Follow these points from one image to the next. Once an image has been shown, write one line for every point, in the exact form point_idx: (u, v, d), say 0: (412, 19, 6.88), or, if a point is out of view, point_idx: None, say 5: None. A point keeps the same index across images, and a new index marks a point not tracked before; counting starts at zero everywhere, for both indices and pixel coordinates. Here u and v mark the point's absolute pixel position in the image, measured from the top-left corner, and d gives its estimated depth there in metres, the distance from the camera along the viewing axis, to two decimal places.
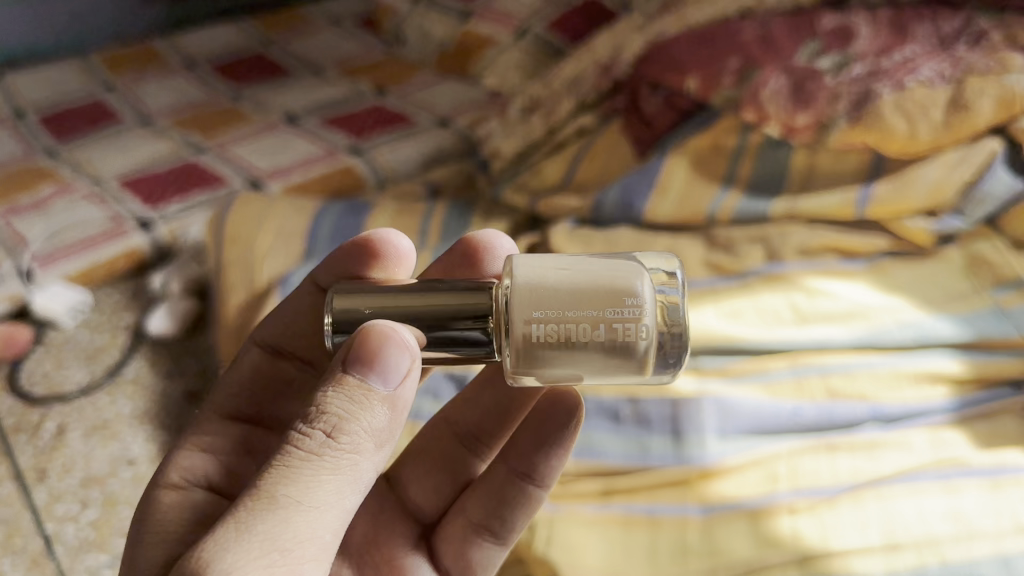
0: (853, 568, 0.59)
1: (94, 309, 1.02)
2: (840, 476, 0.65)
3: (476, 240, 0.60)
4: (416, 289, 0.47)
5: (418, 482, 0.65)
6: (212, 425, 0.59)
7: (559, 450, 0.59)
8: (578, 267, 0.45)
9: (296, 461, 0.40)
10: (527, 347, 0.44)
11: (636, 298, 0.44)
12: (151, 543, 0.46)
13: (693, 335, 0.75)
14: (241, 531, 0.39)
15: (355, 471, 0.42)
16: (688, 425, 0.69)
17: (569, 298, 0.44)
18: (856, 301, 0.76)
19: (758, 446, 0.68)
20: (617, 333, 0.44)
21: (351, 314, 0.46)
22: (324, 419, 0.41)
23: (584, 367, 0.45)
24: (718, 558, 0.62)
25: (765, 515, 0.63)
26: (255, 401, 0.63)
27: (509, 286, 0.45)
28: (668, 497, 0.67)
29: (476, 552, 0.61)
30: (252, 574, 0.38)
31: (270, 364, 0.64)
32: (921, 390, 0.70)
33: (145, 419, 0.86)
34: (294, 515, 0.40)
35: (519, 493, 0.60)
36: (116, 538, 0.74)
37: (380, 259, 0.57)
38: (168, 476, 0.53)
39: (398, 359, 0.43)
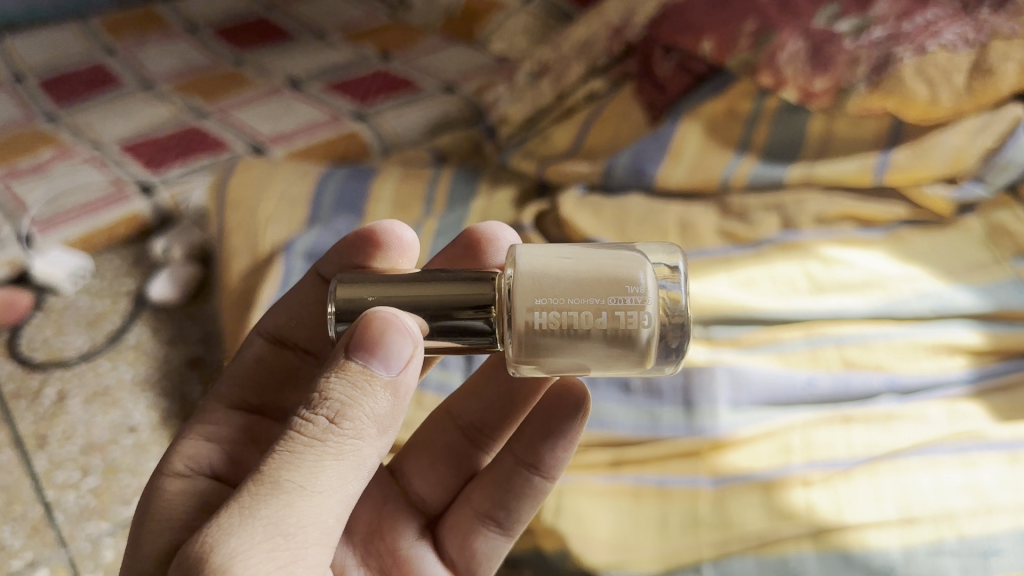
0: (868, 542, 0.58)
1: (94, 274, 1.00)
2: (855, 449, 0.64)
3: (480, 232, 0.59)
4: (419, 277, 0.45)
5: (421, 476, 0.63)
6: (216, 413, 0.58)
7: (565, 441, 0.57)
8: (581, 257, 0.44)
9: (299, 446, 0.39)
10: (528, 336, 0.42)
11: (638, 287, 0.42)
12: (155, 526, 0.46)
13: (706, 305, 0.74)
14: (245, 514, 0.38)
15: (358, 456, 0.40)
16: (700, 396, 0.68)
17: (571, 286, 0.42)
18: (872, 270, 0.74)
19: (770, 418, 0.66)
20: (619, 322, 0.42)
21: (353, 301, 0.44)
22: (326, 405, 0.40)
23: (585, 357, 0.43)
24: (730, 531, 0.61)
25: (778, 486, 0.62)
26: (260, 391, 0.61)
27: (512, 275, 0.43)
28: (678, 469, 0.65)
29: (481, 543, 0.60)
30: (257, 558, 0.37)
31: (274, 356, 0.63)
32: (938, 361, 0.69)
33: (147, 385, 0.85)
34: (297, 500, 0.38)
35: (525, 483, 0.58)
36: (117, 506, 0.73)
37: (382, 250, 0.55)
38: (172, 463, 0.51)
39: (401, 344, 0.41)
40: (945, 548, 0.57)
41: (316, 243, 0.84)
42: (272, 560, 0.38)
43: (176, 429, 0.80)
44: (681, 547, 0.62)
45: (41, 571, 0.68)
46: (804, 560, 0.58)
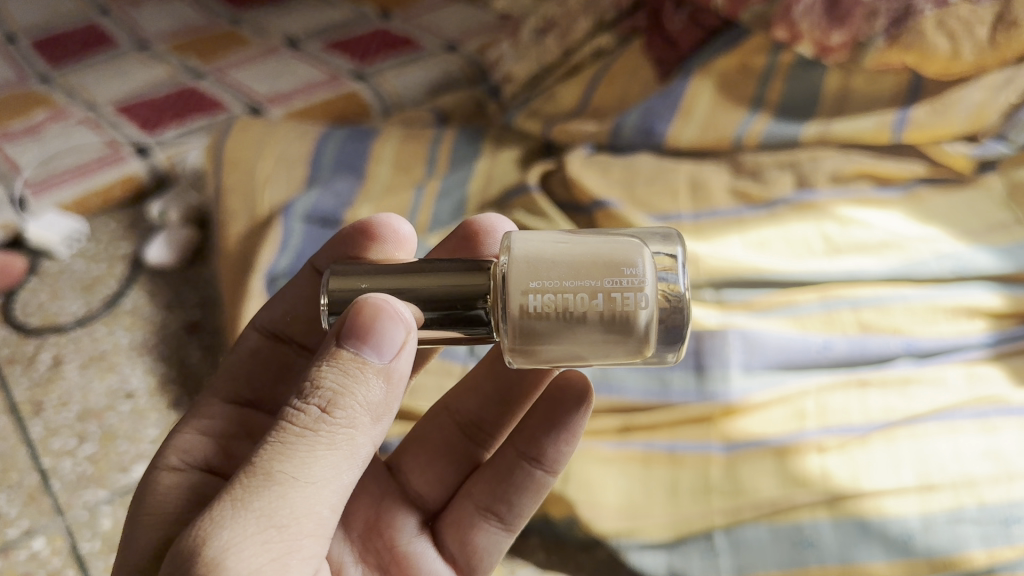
0: (885, 509, 0.56)
1: (90, 238, 0.98)
2: (872, 415, 0.62)
3: (478, 224, 0.56)
4: (415, 267, 0.43)
5: (420, 473, 0.60)
6: (212, 405, 0.56)
7: (568, 435, 0.55)
8: (576, 242, 0.42)
9: (291, 437, 0.37)
10: (522, 322, 0.40)
11: (635, 268, 0.40)
12: (148, 518, 0.44)
13: (718, 267, 0.71)
14: (237, 506, 0.36)
15: (351, 446, 0.39)
16: (711, 359, 0.66)
17: (566, 269, 0.40)
18: (891, 231, 0.72)
19: (783, 383, 0.64)
20: (616, 303, 0.40)
21: (347, 291, 0.42)
22: (318, 394, 0.38)
23: (582, 346, 0.41)
24: (742, 498, 0.60)
25: (792, 451, 0.61)
26: (257, 385, 0.59)
27: (506, 261, 0.42)
28: (688, 435, 0.64)
29: (482, 537, 0.57)
30: (251, 551, 0.36)
31: (271, 350, 0.61)
32: (957, 325, 0.67)
33: (144, 350, 0.83)
34: (290, 492, 0.37)
35: (527, 477, 0.56)
36: (116, 473, 0.71)
37: (379, 242, 0.54)
38: (166, 458, 0.50)
39: (393, 330, 0.40)
40: (964, 516, 0.55)
41: (316, 205, 0.82)
42: (265, 554, 0.36)
43: (173, 395, 0.78)
44: (692, 515, 0.60)
45: (37, 540, 0.67)
46: (819, 527, 0.57)
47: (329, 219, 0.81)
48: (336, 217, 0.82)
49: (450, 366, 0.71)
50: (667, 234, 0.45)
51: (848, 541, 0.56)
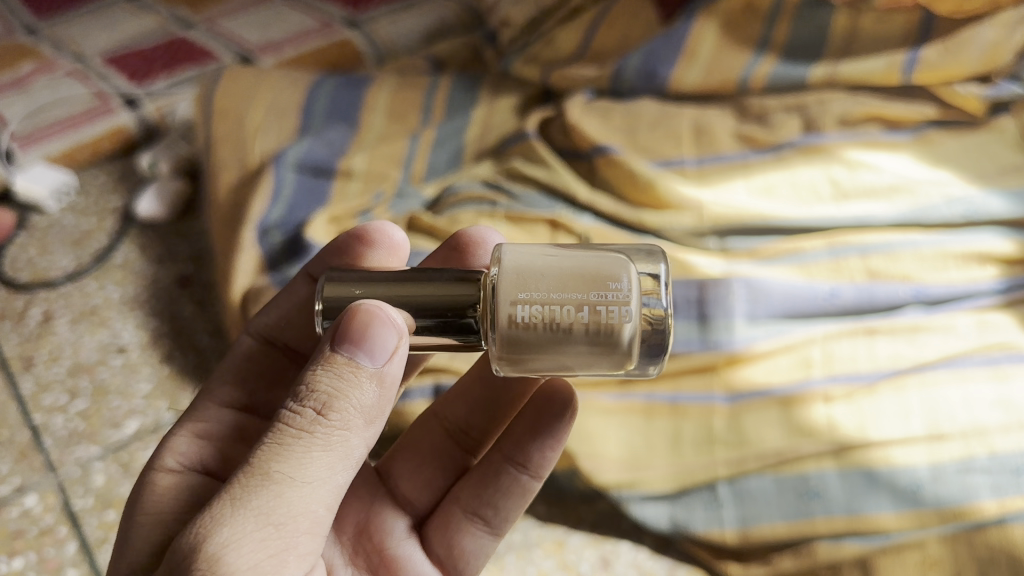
0: (894, 459, 0.55)
1: (80, 191, 0.95)
2: (879, 362, 0.60)
3: (468, 235, 0.54)
4: (409, 274, 0.42)
5: (409, 478, 0.57)
6: (207, 407, 0.54)
7: (554, 442, 0.53)
8: (565, 255, 0.41)
9: (287, 438, 0.37)
10: (509, 332, 0.39)
11: (620, 283, 0.39)
12: (145, 520, 0.42)
13: (723, 213, 0.69)
14: (236, 505, 0.35)
15: (345, 448, 0.38)
16: (715, 309, 0.63)
17: (554, 282, 0.39)
18: (899, 175, 0.71)
19: (789, 331, 0.63)
20: (601, 317, 0.38)
21: (340, 293, 0.41)
22: (313, 396, 0.37)
23: (565, 358, 0.39)
24: (747, 449, 0.58)
25: (798, 402, 0.59)
26: (254, 388, 0.56)
27: (495, 271, 0.40)
28: (692, 386, 0.62)
29: (468, 540, 0.54)
30: (250, 549, 0.35)
31: (265, 356, 0.58)
32: (968, 272, 0.65)
33: (136, 305, 0.81)
34: (287, 491, 0.36)
35: (512, 482, 0.54)
36: (108, 429, 0.70)
37: (374, 248, 0.52)
38: (162, 459, 0.48)
39: (386, 334, 0.39)
40: (975, 466, 0.54)
41: (307, 153, 0.80)
42: (264, 550, 0.35)
43: (166, 350, 0.76)
44: (694, 467, 0.59)
45: (30, 497, 0.65)
46: (825, 477, 0.56)
47: (322, 169, 0.79)
48: (329, 166, 0.79)
49: None
50: (650, 251, 0.43)
51: (857, 491, 0.55)
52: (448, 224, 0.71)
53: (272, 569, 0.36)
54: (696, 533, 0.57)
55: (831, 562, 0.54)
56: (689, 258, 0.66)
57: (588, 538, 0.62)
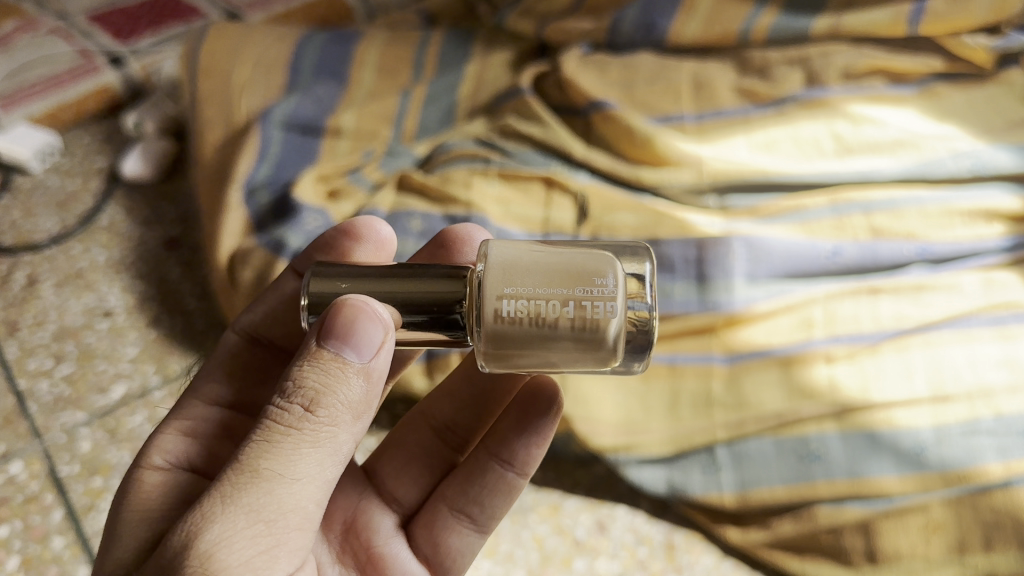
0: (896, 421, 0.54)
1: (64, 152, 0.92)
2: (883, 322, 0.59)
3: (455, 231, 0.53)
4: (398, 270, 0.40)
5: (396, 475, 0.54)
6: (193, 402, 0.51)
7: (540, 439, 0.51)
8: (550, 250, 0.39)
9: (276, 435, 0.35)
10: (495, 328, 0.37)
11: (606, 278, 0.38)
12: (132, 519, 0.40)
13: (723, 169, 0.67)
14: (226, 502, 0.34)
15: (334, 444, 0.36)
16: (715, 269, 0.61)
17: (540, 276, 0.37)
18: (904, 129, 0.69)
19: (790, 291, 0.61)
20: (586, 312, 0.37)
21: (325, 287, 0.39)
22: (301, 392, 0.36)
23: (550, 354, 0.38)
24: (747, 411, 0.57)
25: (798, 362, 0.58)
26: (241, 383, 0.53)
27: (481, 266, 0.39)
28: (689, 347, 0.60)
29: (454, 538, 0.51)
30: (240, 547, 0.34)
31: (252, 354, 0.55)
32: (974, 229, 0.63)
33: (122, 268, 0.79)
34: (277, 488, 0.35)
35: (498, 479, 0.51)
36: (94, 394, 0.68)
37: (361, 243, 0.52)
38: (148, 457, 0.45)
39: (369, 329, 0.37)
40: (981, 428, 0.53)
41: (295, 111, 0.77)
42: (254, 546, 0.34)
43: (152, 314, 0.75)
44: (693, 429, 0.57)
45: (15, 464, 0.64)
46: (826, 440, 0.54)
47: (310, 127, 0.77)
48: (317, 124, 0.77)
49: None
50: (635, 248, 0.42)
51: (859, 453, 0.54)
52: (440, 182, 0.69)
53: (263, 565, 0.35)
54: (693, 496, 0.56)
55: (832, 525, 0.53)
56: (689, 217, 0.64)
57: (584, 502, 0.60)
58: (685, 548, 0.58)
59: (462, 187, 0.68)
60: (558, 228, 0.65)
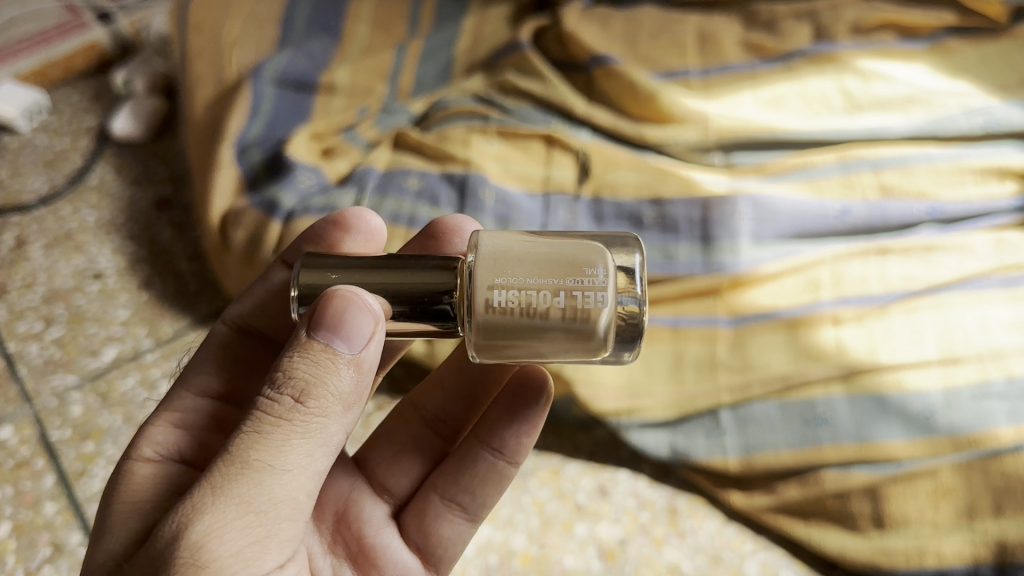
0: (905, 384, 0.53)
1: (52, 110, 0.90)
2: (891, 284, 0.57)
3: (444, 222, 0.51)
4: (390, 260, 0.38)
5: (387, 464, 0.53)
6: (184, 394, 0.49)
7: (530, 428, 0.49)
8: (542, 240, 0.38)
9: (266, 426, 0.34)
10: (485, 319, 0.36)
11: (597, 268, 0.36)
12: (123, 511, 0.38)
13: (729, 126, 0.65)
14: (216, 493, 0.33)
15: (325, 435, 0.35)
16: (720, 231, 0.59)
17: (531, 267, 0.36)
18: (915, 85, 0.67)
19: (798, 252, 0.59)
20: (577, 303, 0.35)
21: (314, 277, 0.37)
22: (290, 383, 0.34)
23: (540, 346, 0.37)
24: (752, 373, 0.56)
25: (805, 324, 0.56)
26: (231, 373, 0.52)
27: (471, 256, 0.37)
28: (694, 309, 0.58)
29: (446, 528, 0.50)
30: (230, 539, 0.33)
31: (241, 345, 0.53)
32: (985, 188, 0.61)
33: (113, 229, 0.77)
34: (267, 480, 0.34)
35: (488, 468, 0.50)
36: (85, 357, 0.67)
37: (351, 234, 0.50)
38: (139, 449, 0.43)
39: (361, 320, 0.35)
40: (991, 391, 0.52)
41: (287, 67, 0.75)
42: (244, 537, 0.34)
43: (144, 276, 0.73)
44: (695, 392, 0.56)
45: (4, 428, 0.63)
46: (833, 403, 0.53)
47: (304, 83, 0.74)
48: (312, 80, 0.75)
49: None
50: (625, 239, 0.39)
51: (866, 417, 0.53)
52: (436, 140, 0.67)
53: (253, 556, 0.34)
54: (696, 460, 0.55)
55: (839, 491, 0.52)
56: (693, 176, 0.63)
57: (585, 467, 0.59)
58: (688, 513, 0.57)
59: (460, 146, 0.66)
60: (559, 187, 0.64)
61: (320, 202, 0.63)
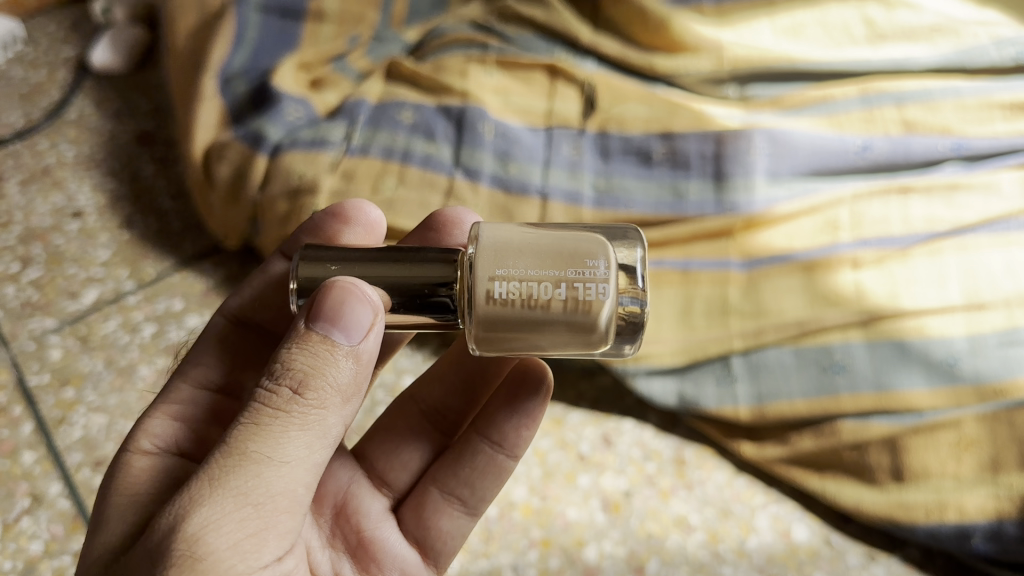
0: (928, 330, 0.50)
1: (27, 41, 0.85)
2: (913, 225, 0.54)
3: (445, 214, 0.48)
4: (394, 252, 0.36)
5: (387, 456, 0.49)
6: (181, 384, 0.45)
7: (529, 419, 0.46)
8: (542, 230, 0.36)
9: (264, 417, 0.31)
10: (485, 312, 0.33)
11: (600, 260, 0.34)
12: (120, 508, 0.35)
13: (744, 56, 0.61)
14: (213, 485, 0.31)
15: (323, 427, 0.33)
16: (734, 167, 0.56)
17: (532, 257, 0.34)
18: (942, 13, 0.63)
19: (815, 190, 0.56)
20: (579, 296, 0.33)
21: (316, 270, 0.35)
22: (288, 374, 0.32)
23: (540, 339, 0.34)
24: (765, 318, 0.53)
25: (822, 267, 0.53)
26: (230, 364, 0.48)
27: (470, 248, 0.35)
28: (704, 251, 0.55)
29: (444, 521, 0.47)
30: (227, 534, 0.30)
31: (239, 337, 0.49)
32: (1014, 125, 0.58)
33: (93, 164, 0.73)
34: (266, 471, 0.31)
35: (487, 461, 0.47)
36: (65, 300, 0.64)
37: (350, 226, 0.46)
38: (135, 441, 0.40)
39: (358, 310, 0.33)
40: (1019, 338, 0.49)
41: None
42: (242, 530, 0.31)
43: (125, 215, 0.69)
44: (707, 338, 0.53)
45: None
46: (851, 350, 0.51)
47: (291, 10, 0.68)
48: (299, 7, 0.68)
49: (434, 178, 0.57)
50: (625, 232, 0.37)
51: (886, 365, 0.50)
52: (433, 71, 0.63)
53: (250, 549, 0.31)
54: (706, 409, 0.52)
55: (856, 442, 0.49)
56: (706, 109, 0.59)
57: (589, 416, 0.56)
58: (696, 464, 0.54)
59: (458, 76, 0.62)
60: (562, 121, 0.60)
61: (308, 135, 0.59)
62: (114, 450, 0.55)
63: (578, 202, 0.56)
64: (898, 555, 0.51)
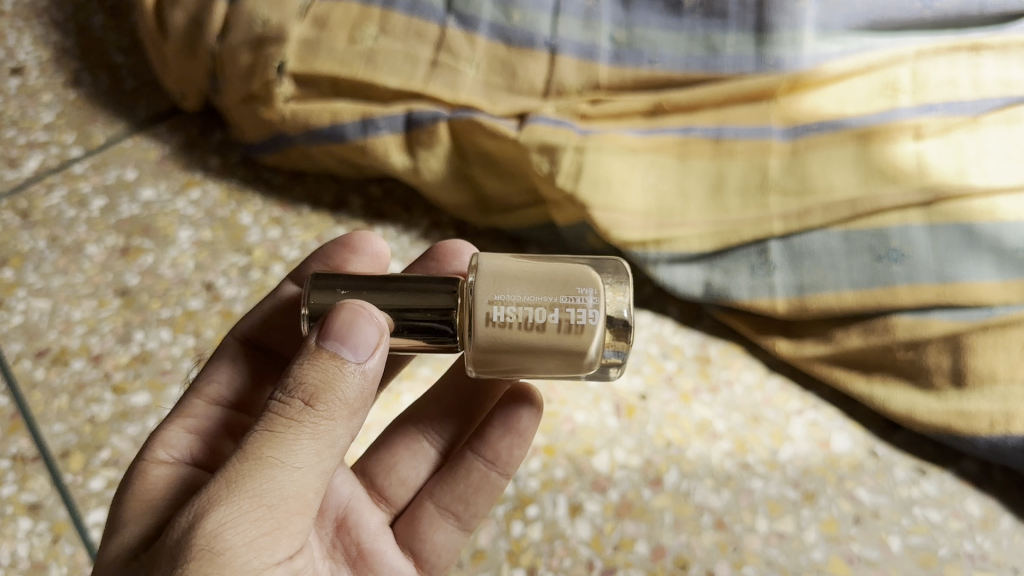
0: (1000, 213, 0.42)
1: None
2: (986, 91, 0.45)
3: (446, 246, 0.44)
4: (400, 280, 0.33)
5: (384, 470, 0.43)
6: (196, 400, 0.39)
7: (520, 440, 0.41)
8: (536, 259, 0.34)
9: (277, 426, 0.29)
10: (481, 339, 0.31)
11: (594, 286, 0.32)
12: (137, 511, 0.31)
13: None
14: (230, 485, 0.28)
15: (336, 437, 0.30)
16: (778, 15, 0.46)
17: (528, 282, 0.31)
18: None
19: (871, 47, 0.46)
20: (573, 323, 0.31)
21: (324, 296, 0.32)
22: (299, 386, 0.29)
23: (534, 364, 0.32)
24: (813, 196, 0.45)
25: (880, 137, 0.44)
26: (246, 387, 0.41)
27: (469, 276, 0.32)
28: (741, 116, 0.47)
29: (439, 534, 0.41)
30: (242, 538, 0.28)
31: (253, 363, 0.43)
32: None
33: (33, 12, 0.63)
34: (279, 476, 0.29)
35: (482, 478, 0.41)
36: (4, 168, 0.55)
37: (357, 255, 0.43)
38: (151, 450, 0.35)
39: (367, 330, 0.30)
40: None
41: None
42: (256, 529, 0.28)
43: (71, 71, 0.60)
44: (740, 220, 0.46)
45: None
46: (910, 234, 0.43)
47: None
48: None
49: (423, 27, 0.49)
50: (615, 267, 0.34)
51: (950, 252, 0.42)
52: None
53: (264, 549, 0.29)
54: (736, 300, 0.47)
55: (913, 341, 0.43)
56: None
57: None
58: (722, 363, 0.48)
59: None
60: None
61: None
62: (58, 340, 0.49)
63: (592, 57, 0.48)
64: (952, 470, 0.45)
